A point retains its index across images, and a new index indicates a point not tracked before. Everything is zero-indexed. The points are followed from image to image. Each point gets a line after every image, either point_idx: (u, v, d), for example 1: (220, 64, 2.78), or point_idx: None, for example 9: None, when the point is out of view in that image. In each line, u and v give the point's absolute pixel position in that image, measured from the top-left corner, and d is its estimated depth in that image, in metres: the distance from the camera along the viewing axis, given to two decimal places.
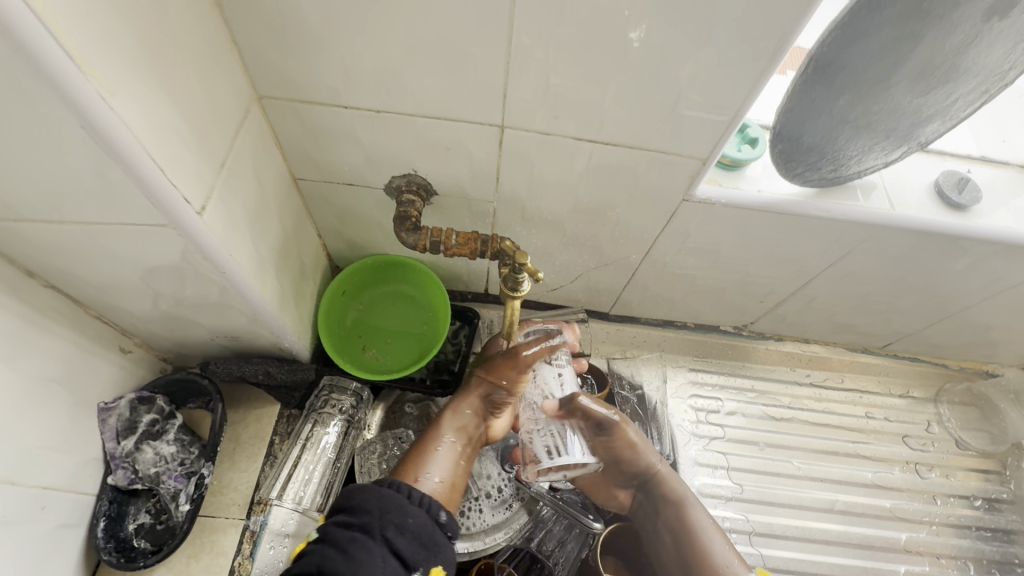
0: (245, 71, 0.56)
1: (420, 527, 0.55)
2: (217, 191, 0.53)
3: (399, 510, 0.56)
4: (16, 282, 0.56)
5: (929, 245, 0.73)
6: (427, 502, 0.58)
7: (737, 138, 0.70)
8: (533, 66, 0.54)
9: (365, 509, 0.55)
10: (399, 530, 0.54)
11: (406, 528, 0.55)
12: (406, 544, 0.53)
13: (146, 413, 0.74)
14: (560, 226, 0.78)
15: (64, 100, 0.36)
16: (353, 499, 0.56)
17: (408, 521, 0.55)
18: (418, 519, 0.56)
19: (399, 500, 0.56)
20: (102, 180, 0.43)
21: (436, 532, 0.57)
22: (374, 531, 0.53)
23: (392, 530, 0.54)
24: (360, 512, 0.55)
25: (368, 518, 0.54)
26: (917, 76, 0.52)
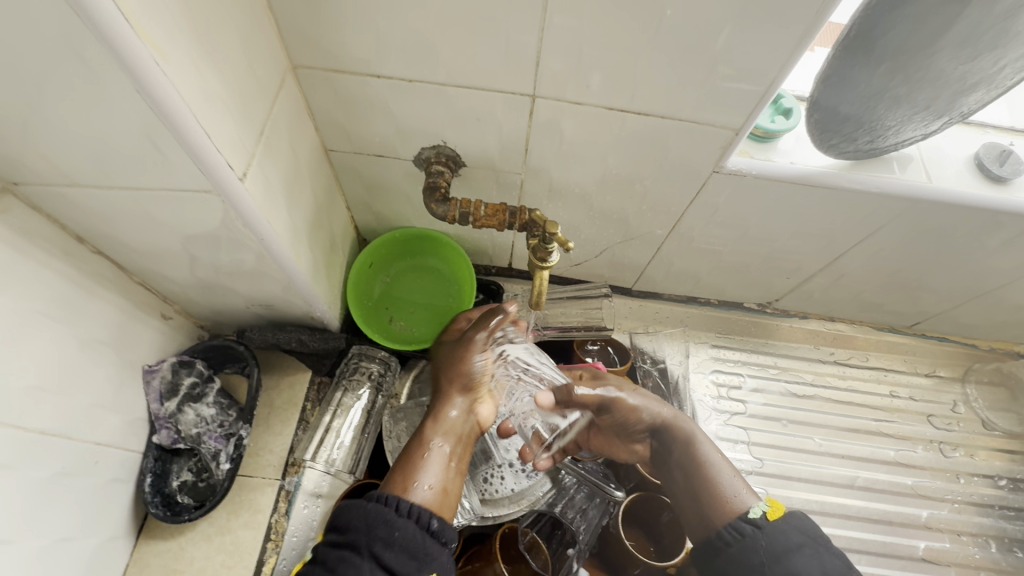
0: (280, 40, 0.57)
1: (409, 538, 0.50)
2: (257, 159, 0.54)
3: (385, 523, 0.50)
4: (66, 246, 0.58)
5: (966, 220, 0.72)
6: (416, 513, 0.52)
7: (771, 109, 0.69)
8: (568, 31, 0.53)
9: (352, 526, 0.51)
10: (386, 544, 0.49)
11: (394, 543, 0.49)
12: (394, 559, 0.48)
13: (188, 376, 0.76)
14: (587, 199, 0.78)
15: (121, 63, 0.37)
16: (342, 517, 0.52)
17: (395, 536, 0.50)
18: (406, 530, 0.50)
19: (385, 513, 0.51)
20: (152, 144, 0.44)
21: (427, 541, 0.51)
22: (362, 548, 0.49)
23: (380, 545, 0.49)
24: (346, 530, 0.51)
25: (353, 536, 0.50)
26: (964, 42, 0.50)
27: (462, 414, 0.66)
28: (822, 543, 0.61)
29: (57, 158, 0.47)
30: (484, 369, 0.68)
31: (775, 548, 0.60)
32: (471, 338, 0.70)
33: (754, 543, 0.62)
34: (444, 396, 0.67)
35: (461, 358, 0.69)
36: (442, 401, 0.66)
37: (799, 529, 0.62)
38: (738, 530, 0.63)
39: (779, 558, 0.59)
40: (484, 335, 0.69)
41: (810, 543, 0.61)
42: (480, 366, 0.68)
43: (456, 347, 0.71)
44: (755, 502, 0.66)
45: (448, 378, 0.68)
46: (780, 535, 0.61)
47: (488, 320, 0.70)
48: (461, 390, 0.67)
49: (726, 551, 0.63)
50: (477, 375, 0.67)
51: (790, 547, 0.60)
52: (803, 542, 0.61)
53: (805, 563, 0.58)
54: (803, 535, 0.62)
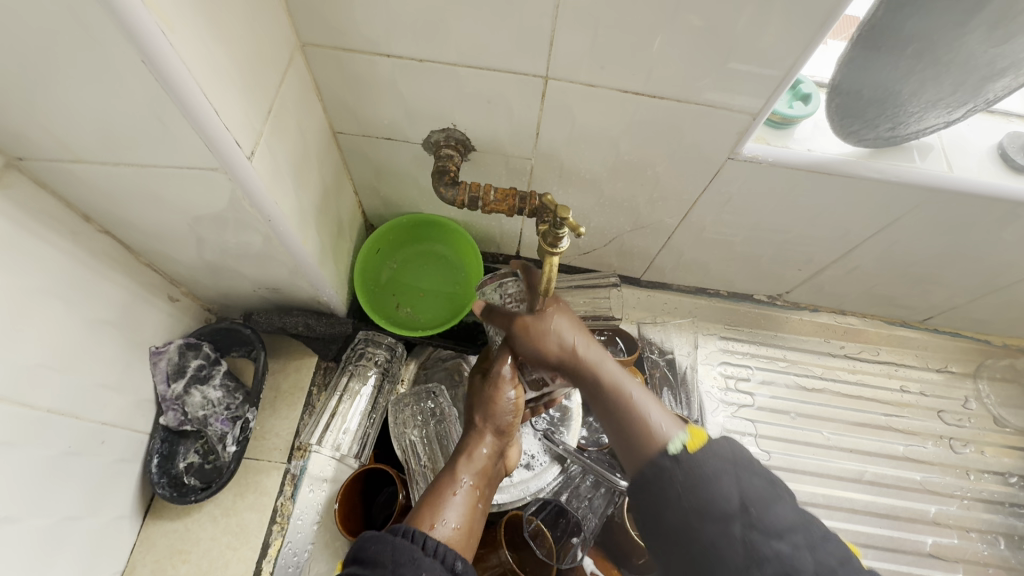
0: (288, 16, 0.56)
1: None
2: (265, 138, 0.53)
3: (410, 562, 0.46)
4: (74, 225, 0.58)
5: (987, 211, 0.70)
6: (443, 553, 0.48)
7: (789, 95, 0.68)
8: (584, 10, 0.52)
9: (377, 561, 0.46)
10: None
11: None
12: None
13: (194, 358, 0.76)
14: (598, 185, 0.77)
15: (128, 32, 0.36)
16: (367, 550, 0.47)
17: None
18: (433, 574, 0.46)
19: (413, 551, 0.47)
20: (158, 118, 0.44)
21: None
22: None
23: None
24: (371, 566, 0.46)
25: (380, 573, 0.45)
26: (996, 22, 0.49)
27: (492, 452, 0.63)
28: (745, 467, 0.51)
29: (64, 134, 0.47)
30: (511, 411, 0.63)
31: (693, 479, 0.50)
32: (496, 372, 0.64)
33: (668, 485, 0.51)
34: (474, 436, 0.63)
35: (494, 400, 0.63)
36: (473, 436, 0.63)
37: (720, 455, 0.52)
38: (649, 479, 0.53)
39: (700, 508, 0.49)
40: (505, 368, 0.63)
41: (730, 472, 0.50)
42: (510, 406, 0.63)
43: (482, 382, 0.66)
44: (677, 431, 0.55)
45: (478, 417, 0.64)
46: (699, 469, 0.50)
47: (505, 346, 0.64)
48: (492, 430, 0.63)
49: (659, 479, 0.52)
50: (506, 418, 0.63)
51: (704, 479, 0.50)
52: (721, 473, 0.50)
53: (724, 490, 0.49)
54: (723, 464, 0.51)
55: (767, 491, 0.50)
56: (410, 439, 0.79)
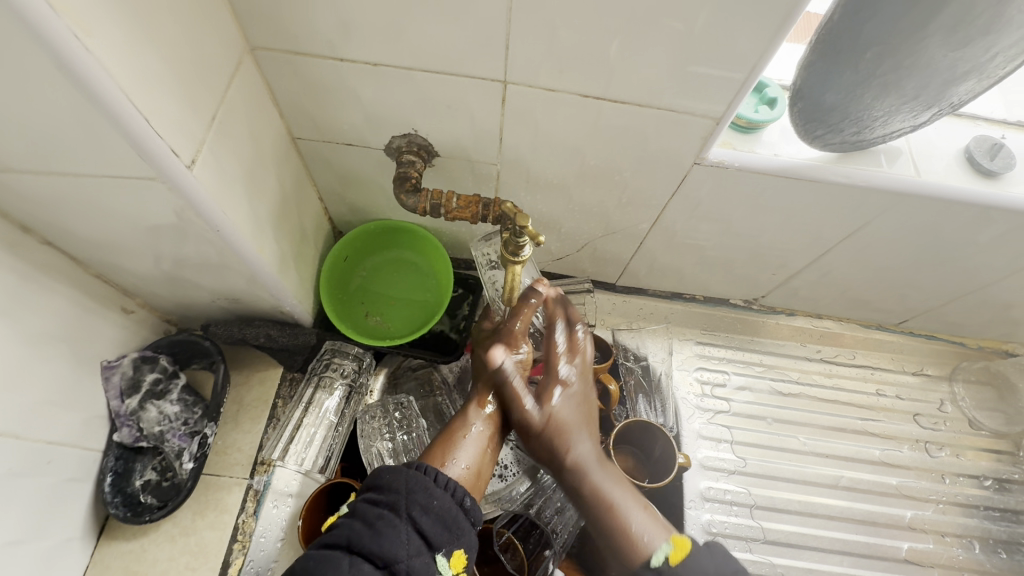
0: (234, 19, 0.54)
1: (445, 511, 0.50)
2: (208, 146, 0.51)
3: (423, 490, 0.50)
4: (12, 237, 0.55)
5: (955, 215, 0.70)
6: (453, 487, 0.51)
7: (754, 99, 0.67)
8: (539, 12, 0.50)
9: (390, 486, 0.50)
10: (424, 511, 0.49)
11: (432, 511, 0.49)
12: (430, 527, 0.49)
13: (150, 372, 0.74)
14: (566, 191, 0.75)
15: (40, 37, 0.34)
16: (382, 477, 0.51)
17: (434, 504, 0.50)
18: (444, 501, 0.50)
19: (425, 482, 0.51)
20: (85, 127, 0.41)
21: (461, 518, 0.51)
22: (401, 509, 0.49)
23: (418, 511, 0.49)
24: (387, 490, 0.50)
25: (393, 495, 0.50)
26: (954, 26, 0.48)
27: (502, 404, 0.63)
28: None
29: None
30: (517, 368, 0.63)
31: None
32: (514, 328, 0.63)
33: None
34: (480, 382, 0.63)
35: (510, 347, 0.63)
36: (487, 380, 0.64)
37: (703, 568, 0.57)
38: None
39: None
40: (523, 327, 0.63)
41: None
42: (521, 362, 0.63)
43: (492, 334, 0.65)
44: (661, 543, 0.60)
45: (481, 362, 0.64)
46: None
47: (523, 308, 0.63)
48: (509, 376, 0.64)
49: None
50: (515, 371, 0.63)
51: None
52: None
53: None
54: (710, 572, 0.57)
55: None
56: (377, 450, 0.77)
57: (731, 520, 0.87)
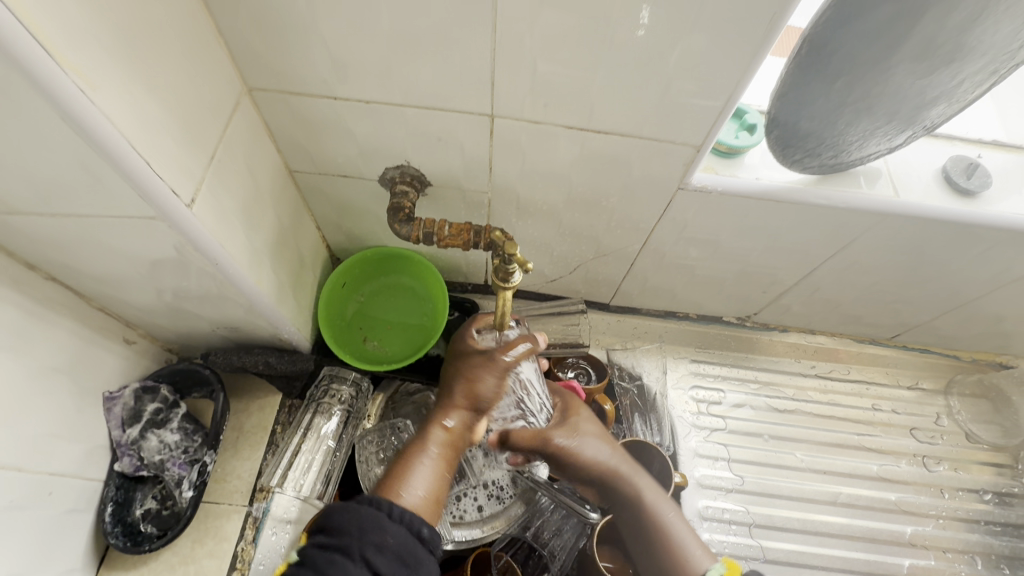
0: (233, 63, 0.57)
1: (401, 545, 0.50)
2: (208, 184, 0.53)
3: (377, 528, 0.50)
4: (17, 274, 0.57)
5: (935, 233, 0.71)
6: (408, 519, 0.52)
7: (735, 124, 0.69)
8: (522, 51, 0.53)
9: (343, 529, 0.50)
10: (378, 550, 0.49)
11: (387, 549, 0.49)
12: (385, 566, 0.48)
13: (151, 402, 0.75)
14: (556, 216, 0.77)
15: (47, 95, 0.36)
16: (332, 519, 0.51)
17: (389, 541, 0.50)
18: (399, 537, 0.51)
19: (378, 518, 0.51)
20: (90, 172, 0.44)
21: (420, 549, 0.52)
22: (352, 552, 0.48)
23: (370, 550, 0.49)
24: (339, 534, 0.50)
25: (345, 538, 0.49)
26: (918, 56, 0.50)
27: (463, 424, 0.66)
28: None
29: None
30: (493, 395, 0.67)
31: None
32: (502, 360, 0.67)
33: None
34: (449, 404, 0.66)
35: (478, 377, 0.67)
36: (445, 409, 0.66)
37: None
38: None
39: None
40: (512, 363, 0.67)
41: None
42: (492, 392, 0.67)
43: (469, 359, 0.68)
44: (712, 563, 0.70)
45: (459, 385, 0.67)
46: None
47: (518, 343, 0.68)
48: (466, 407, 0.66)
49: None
50: (487, 396, 0.67)
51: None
52: None
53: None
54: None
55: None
56: (373, 476, 0.77)
57: (730, 539, 0.87)
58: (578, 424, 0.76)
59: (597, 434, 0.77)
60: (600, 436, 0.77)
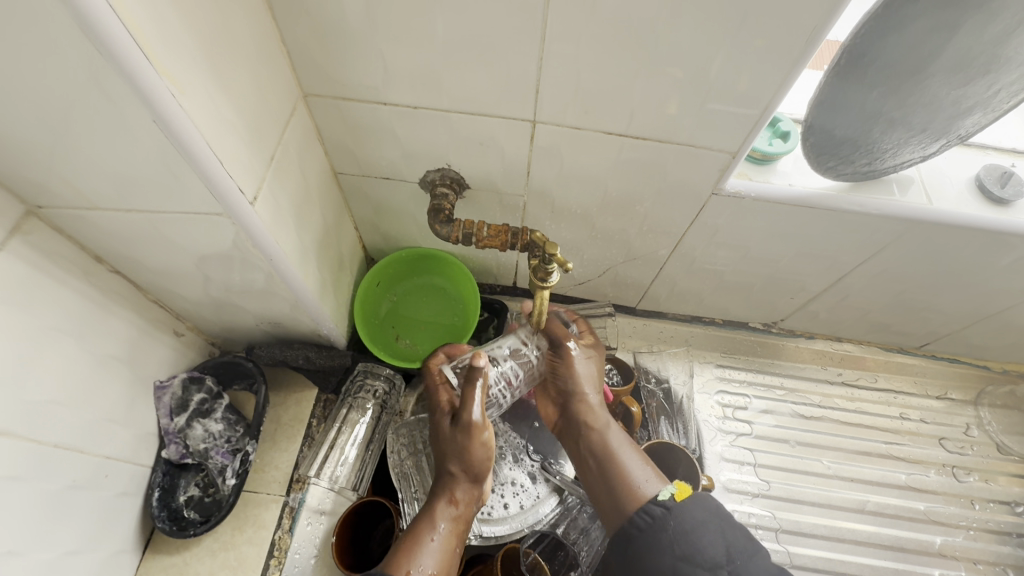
0: (292, 70, 0.60)
1: None
2: (267, 183, 0.57)
3: None
4: (86, 266, 0.61)
5: (968, 241, 0.72)
6: None
7: (768, 132, 0.70)
8: (568, 60, 0.55)
9: None
10: None
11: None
12: None
13: (197, 392, 0.78)
14: (589, 219, 0.79)
15: (143, 97, 0.40)
16: None
17: None
18: None
19: None
20: (168, 170, 0.47)
21: None
22: None
23: None
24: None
25: None
26: (954, 67, 0.51)
27: (466, 496, 0.67)
28: (727, 522, 0.59)
29: (80, 185, 0.50)
30: (486, 457, 0.67)
31: (684, 529, 0.59)
32: (469, 420, 0.65)
33: (664, 527, 0.60)
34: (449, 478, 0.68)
35: (467, 447, 0.66)
36: (448, 482, 0.68)
37: (703, 507, 0.61)
38: (647, 515, 0.62)
39: (688, 552, 0.56)
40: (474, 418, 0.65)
41: (714, 522, 0.59)
42: (484, 458, 0.67)
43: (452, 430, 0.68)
44: (662, 488, 0.65)
45: (455, 460, 0.68)
46: (686, 513, 0.60)
47: (471, 390, 0.65)
48: (464, 476, 0.67)
49: (639, 538, 0.61)
50: (482, 462, 0.67)
51: (696, 526, 0.58)
52: (708, 520, 0.59)
53: (713, 539, 0.57)
54: (709, 513, 0.60)
55: (747, 544, 0.57)
56: (405, 467, 0.79)
57: None
58: (585, 350, 0.77)
59: (595, 368, 0.77)
60: (593, 374, 0.76)
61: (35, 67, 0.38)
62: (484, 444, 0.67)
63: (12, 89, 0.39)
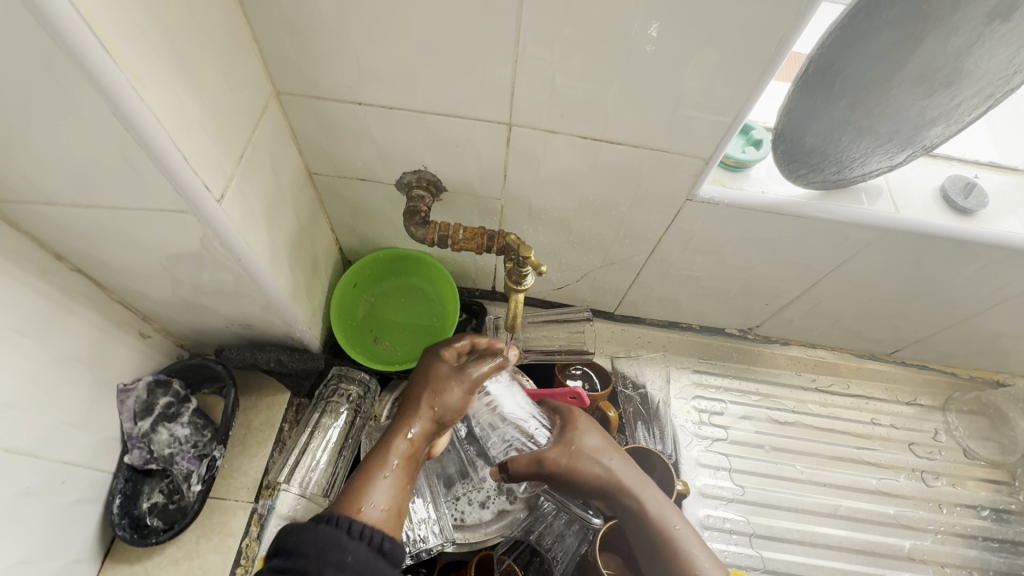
0: (265, 69, 0.59)
1: (362, 562, 0.50)
2: (236, 181, 0.55)
3: (337, 546, 0.50)
4: (45, 264, 0.59)
5: (935, 249, 0.74)
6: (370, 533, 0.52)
7: (741, 140, 0.72)
8: (542, 64, 0.55)
9: (302, 551, 0.49)
10: (338, 567, 0.48)
11: (348, 567, 0.49)
12: None
13: (163, 395, 0.76)
14: (566, 224, 0.79)
15: (101, 88, 0.39)
16: (291, 539, 0.50)
17: (348, 559, 0.50)
18: (359, 554, 0.51)
19: (338, 537, 0.51)
20: (129, 165, 0.46)
21: (380, 565, 0.51)
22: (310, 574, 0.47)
23: (332, 570, 0.48)
24: (296, 555, 0.49)
25: (303, 560, 0.48)
26: (918, 78, 0.53)
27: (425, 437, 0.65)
28: None
29: (37, 179, 0.48)
30: (459, 405, 0.68)
31: None
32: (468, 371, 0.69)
33: None
34: (415, 417, 0.66)
35: (445, 389, 0.68)
36: (405, 420, 0.66)
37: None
38: None
39: None
40: (477, 374, 0.69)
41: None
42: (458, 405, 0.68)
43: (439, 374, 0.69)
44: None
45: (427, 398, 0.67)
46: None
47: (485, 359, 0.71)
48: (433, 419, 0.66)
49: None
50: (455, 409, 0.67)
51: None
52: None
53: None
54: None
55: None
56: None
57: (731, 549, 0.87)
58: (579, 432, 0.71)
59: (605, 446, 0.71)
60: (605, 446, 0.71)
61: None
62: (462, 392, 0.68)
63: None
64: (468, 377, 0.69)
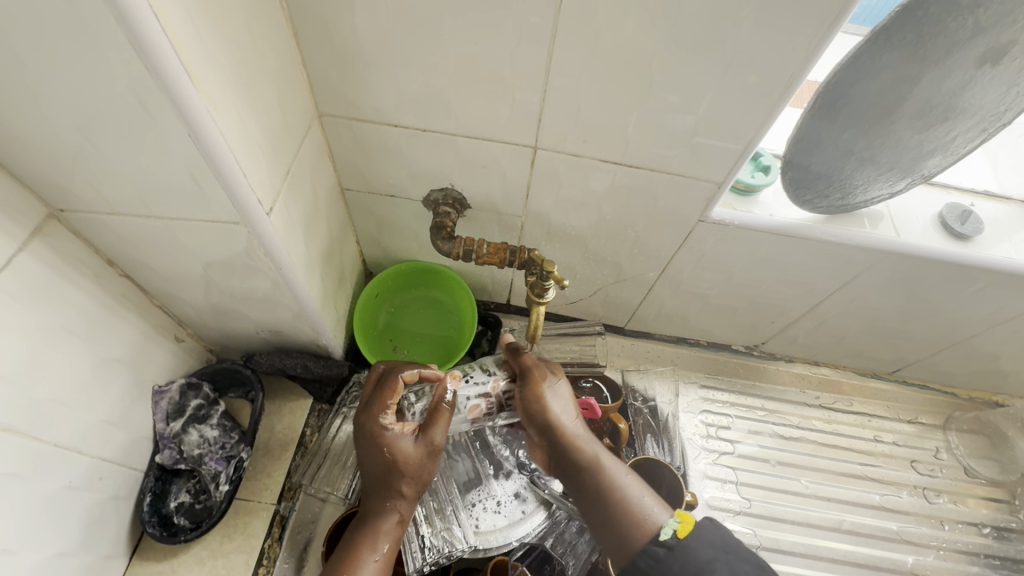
0: (310, 92, 0.64)
1: None
2: (282, 195, 0.60)
3: None
4: (99, 269, 0.63)
5: (934, 272, 0.77)
6: None
7: (751, 165, 0.76)
8: (569, 93, 0.60)
9: None
10: None
11: None
12: None
13: (194, 398, 0.79)
14: (583, 241, 0.83)
15: (181, 110, 0.43)
16: None
17: None
18: None
19: None
20: (194, 180, 0.50)
21: None
22: None
23: None
24: None
25: None
26: (917, 113, 0.57)
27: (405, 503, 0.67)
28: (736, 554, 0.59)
29: (105, 191, 0.52)
30: (425, 456, 0.68)
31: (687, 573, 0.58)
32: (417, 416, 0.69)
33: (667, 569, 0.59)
34: (388, 485, 0.67)
35: (407, 447, 0.67)
36: (387, 489, 0.67)
37: (709, 542, 0.60)
38: (648, 556, 0.61)
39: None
40: (427, 416, 0.68)
41: (722, 557, 0.59)
42: (424, 457, 0.68)
43: (400, 428, 0.69)
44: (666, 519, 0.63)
45: (392, 458, 0.68)
46: (690, 554, 0.59)
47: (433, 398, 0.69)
48: (408, 483, 0.67)
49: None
50: (423, 464, 0.68)
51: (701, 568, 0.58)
52: (715, 558, 0.58)
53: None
54: (713, 550, 0.59)
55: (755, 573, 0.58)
56: None
57: None
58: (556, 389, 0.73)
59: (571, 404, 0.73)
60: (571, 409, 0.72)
61: (86, 84, 0.41)
62: (424, 442, 0.67)
63: (59, 99, 0.43)
64: (419, 424, 0.68)
